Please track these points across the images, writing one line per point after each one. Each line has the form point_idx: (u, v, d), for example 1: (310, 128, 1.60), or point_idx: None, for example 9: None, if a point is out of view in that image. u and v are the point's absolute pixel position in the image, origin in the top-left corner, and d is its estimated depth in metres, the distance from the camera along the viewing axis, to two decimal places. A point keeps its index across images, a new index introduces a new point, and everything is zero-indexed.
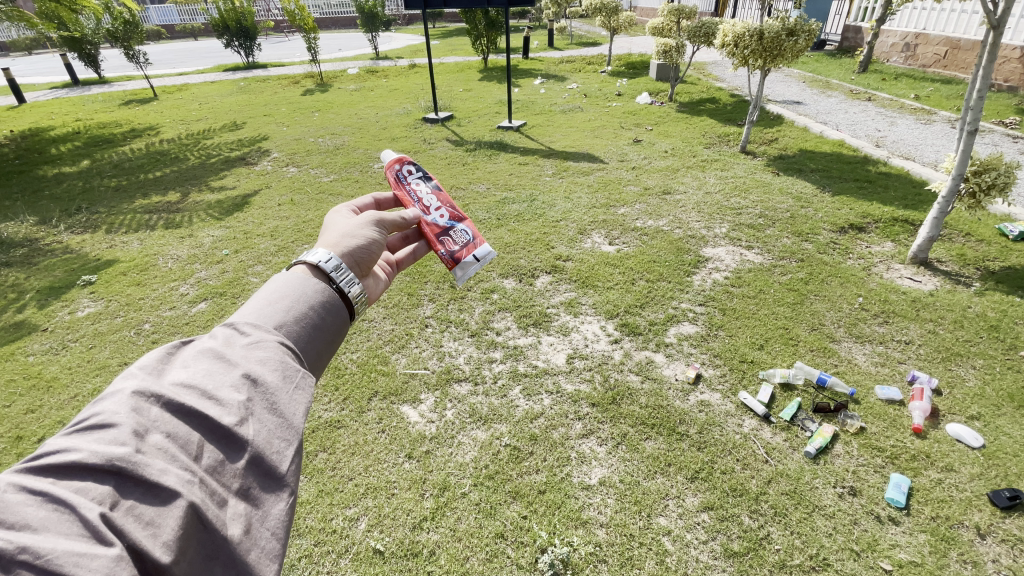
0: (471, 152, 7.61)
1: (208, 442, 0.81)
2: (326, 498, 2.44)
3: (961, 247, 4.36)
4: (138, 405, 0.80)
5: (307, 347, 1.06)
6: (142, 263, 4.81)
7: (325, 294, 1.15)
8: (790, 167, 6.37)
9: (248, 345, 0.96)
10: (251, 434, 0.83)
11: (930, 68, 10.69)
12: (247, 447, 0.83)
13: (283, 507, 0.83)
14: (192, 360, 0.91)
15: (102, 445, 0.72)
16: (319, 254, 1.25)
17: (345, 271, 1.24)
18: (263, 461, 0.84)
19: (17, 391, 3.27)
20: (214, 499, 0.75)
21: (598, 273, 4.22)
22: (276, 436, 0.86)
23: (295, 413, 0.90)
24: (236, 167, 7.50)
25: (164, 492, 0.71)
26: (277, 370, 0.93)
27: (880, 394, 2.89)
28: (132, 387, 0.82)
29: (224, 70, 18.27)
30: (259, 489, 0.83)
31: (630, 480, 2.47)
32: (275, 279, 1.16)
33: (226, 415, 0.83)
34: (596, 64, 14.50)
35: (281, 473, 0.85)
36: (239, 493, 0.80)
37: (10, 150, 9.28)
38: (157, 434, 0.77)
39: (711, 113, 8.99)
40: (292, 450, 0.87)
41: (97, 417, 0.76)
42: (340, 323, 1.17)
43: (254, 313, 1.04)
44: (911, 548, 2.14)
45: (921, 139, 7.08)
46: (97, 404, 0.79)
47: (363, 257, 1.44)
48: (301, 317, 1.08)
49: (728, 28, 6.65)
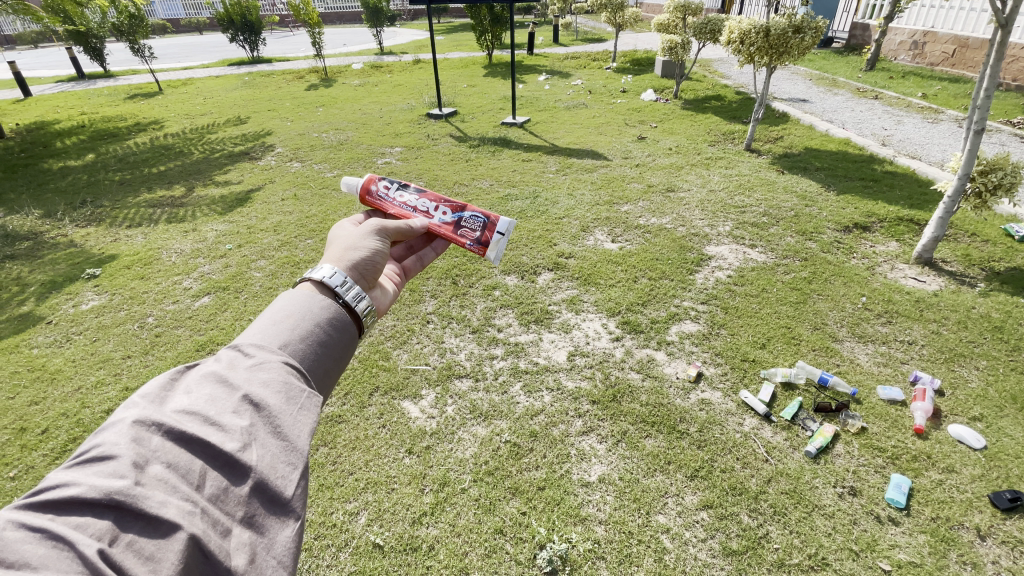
0: (475, 148, 7.61)
1: (211, 470, 0.80)
2: (326, 492, 2.45)
3: (966, 247, 4.33)
4: (139, 434, 0.79)
5: (314, 366, 1.05)
6: (146, 257, 4.84)
7: (332, 310, 1.14)
8: (795, 165, 6.33)
9: (252, 367, 0.95)
10: (255, 459, 0.83)
11: (938, 67, 10.59)
12: (250, 474, 0.82)
13: (290, 534, 0.82)
14: (195, 386, 0.91)
15: (101, 478, 0.72)
16: (324, 270, 1.23)
17: (351, 285, 1.22)
18: (267, 487, 0.83)
19: (21, 383, 3.29)
20: (216, 529, 0.75)
21: (600, 270, 4.21)
22: (281, 461, 0.86)
23: (300, 435, 0.89)
24: (240, 162, 7.52)
25: (165, 525, 0.71)
26: (280, 392, 0.92)
27: (881, 394, 2.88)
28: (133, 416, 0.82)
29: (229, 64, 18.29)
30: (265, 515, 0.82)
31: (629, 477, 2.47)
32: (281, 297, 1.16)
33: (228, 441, 0.82)
34: (601, 60, 14.43)
35: (286, 498, 0.84)
36: (243, 521, 0.79)
37: (16, 143, 9.33)
38: (158, 464, 0.77)
39: (715, 111, 8.95)
40: (298, 474, 0.86)
41: (98, 448, 0.76)
42: (349, 340, 1.16)
43: (259, 333, 1.04)
44: (910, 549, 2.14)
45: (927, 138, 7.02)
46: (99, 435, 0.79)
47: (367, 268, 1.44)
48: (307, 335, 1.07)
49: (734, 24, 6.59)
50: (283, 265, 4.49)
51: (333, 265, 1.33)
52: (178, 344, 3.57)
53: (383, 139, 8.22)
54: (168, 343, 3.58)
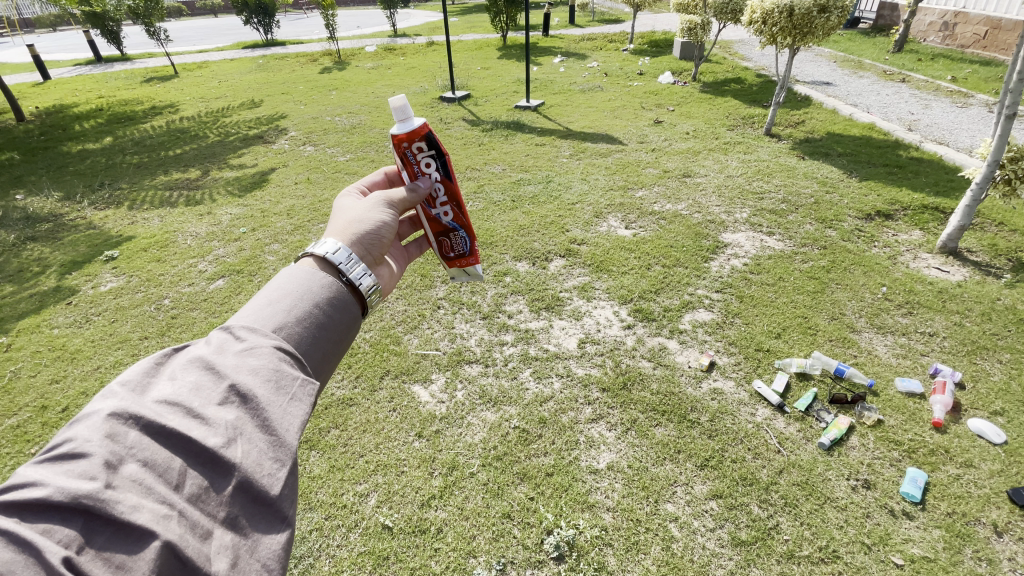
0: (488, 131, 7.53)
1: (192, 468, 0.78)
2: (337, 473, 2.49)
3: (993, 237, 4.17)
4: (115, 430, 0.77)
5: (310, 350, 1.04)
6: (162, 239, 4.91)
7: (333, 290, 1.14)
8: (816, 150, 6.16)
9: (241, 352, 0.94)
10: (239, 456, 0.80)
11: (969, 48, 10.16)
12: (234, 472, 0.79)
13: (277, 537, 0.80)
14: (181, 373, 0.90)
15: (71, 479, 0.70)
16: (327, 245, 1.23)
17: (355, 263, 1.23)
18: (251, 486, 0.80)
19: (43, 362, 3.39)
20: (195, 533, 0.73)
21: (612, 257, 4.16)
22: (268, 457, 0.83)
23: (288, 429, 0.87)
24: (254, 145, 7.56)
25: (138, 531, 0.69)
26: (269, 381, 0.90)
27: (900, 386, 2.81)
28: (109, 408, 0.80)
29: (244, 46, 18.28)
30: (248, 518, 0.80)
31: (638, 466, 2.46)
32: (282, 275, 1.15)
33: (211, 436, 0.80)
34: (618, 41, 14.11)
35: (272, 498, 0.81)
36: (225, 523, 0.77)
37: (36, 126, 9.49)
38: (133, 463, 0.75)
39: (735, 94, 8.71)
40: (286, 471, 0.84)
41: (70, 444, 0.74)
42: (350, 320, 1.15)
43: (253, 316, 1.03)
44: (923, 543, 2.11)
45: (956, 123, 6.76)
46: (73, 429, 0.77)
47: (373, 246, 1.42)
48: (303, 317, 1.06)
49: (756, 4, 6.34)
50: (296, 249, 4.51)
51: (337, 239, 1.32)
52: (194, 325, 3.63)
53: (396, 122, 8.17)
54: (183, 325, 3.64)
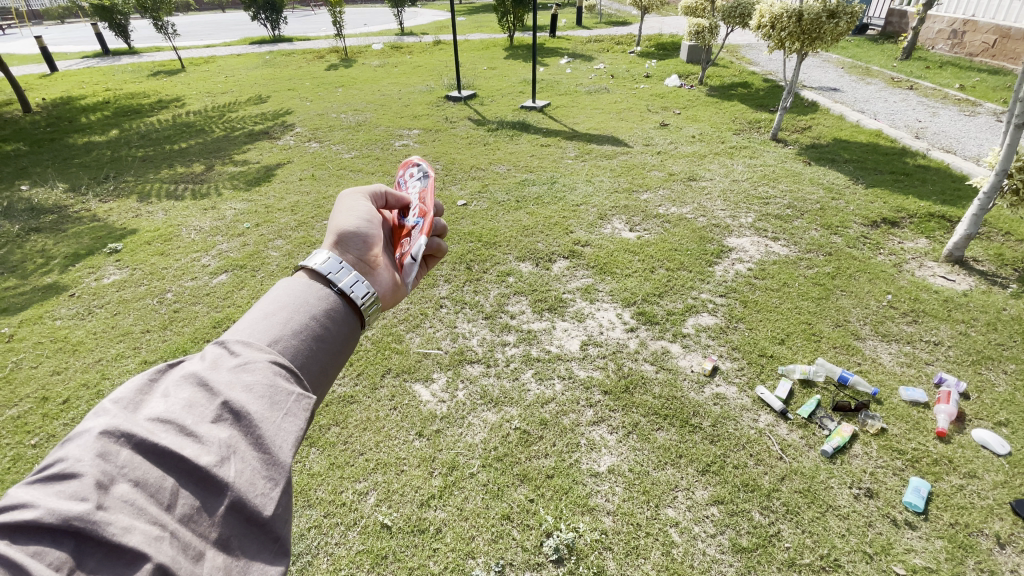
0: (494, 131, 7.52)
1: (184, 488, 0.77)
2: (337, 471, 2.48)
3: (999, 246, 4.14)
4: (105, 448, 0.76)
5: (306, 363, 1.04)
6: (166, 233, 4.91)
7: (328, 303, 1.15)
8: (822, 156, 6.12)
9: (235, 368, 0.92)
10: (231, 475, 0.79)
11: (977, 57, 10.12)
12: (226, 491, 0.78)
13: (269, 558, 0.78)
14: (174, 389, 0.88)
15: (61, 500, 0.69)
16: (319, 255, 1.24)
17: (346, 271, 1.22)
18: (245, 506, 0.78)
19: (44, 354, 3.39)
20: (187, 554, 0.71)
21: (617, 260, 4.15)
22: (262, 477, 0.81)
23: (282, 447, 0.85)
24: (259, 141, 7.57)
25: (129, 554, 0.67)
26: (264, 396, 0.89)
27: (904, 395, 2.78)
28: (100, 426, 0.79)
29: (251, 42, 18.32)
30: (240, 539, 0.77)
31: (639, 469, 2.45)
32: (277, 287, 1.16)
33: (204, 455, 0.79)
34: (625, 44, 14.08)
35: (265, 518, 0.79)
36: (217, 544, 0.75)
37: (43, 117, 9.52)
38: (124, 483, 0.74)
39: (742, 98, 8.70)
40: (278, 490, 0.82)
41: (61, 464, 0.73)
42: (345, 331, 1.15)
43: (249, 329, 1.02)
44: (925, 554, 2.09)
45: (963, 131, 6.73)
46: (64, 449, 0.76)
47: (362, 248, 1.41)
48: (300, 329, 1.07)
49: (765, 8, 6.30)
50: (300, 245, 4.51)
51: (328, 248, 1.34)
52: (195, 320, 3.63)
53: (401, 121, 8.16)
54: (186, 319, 3.64)
